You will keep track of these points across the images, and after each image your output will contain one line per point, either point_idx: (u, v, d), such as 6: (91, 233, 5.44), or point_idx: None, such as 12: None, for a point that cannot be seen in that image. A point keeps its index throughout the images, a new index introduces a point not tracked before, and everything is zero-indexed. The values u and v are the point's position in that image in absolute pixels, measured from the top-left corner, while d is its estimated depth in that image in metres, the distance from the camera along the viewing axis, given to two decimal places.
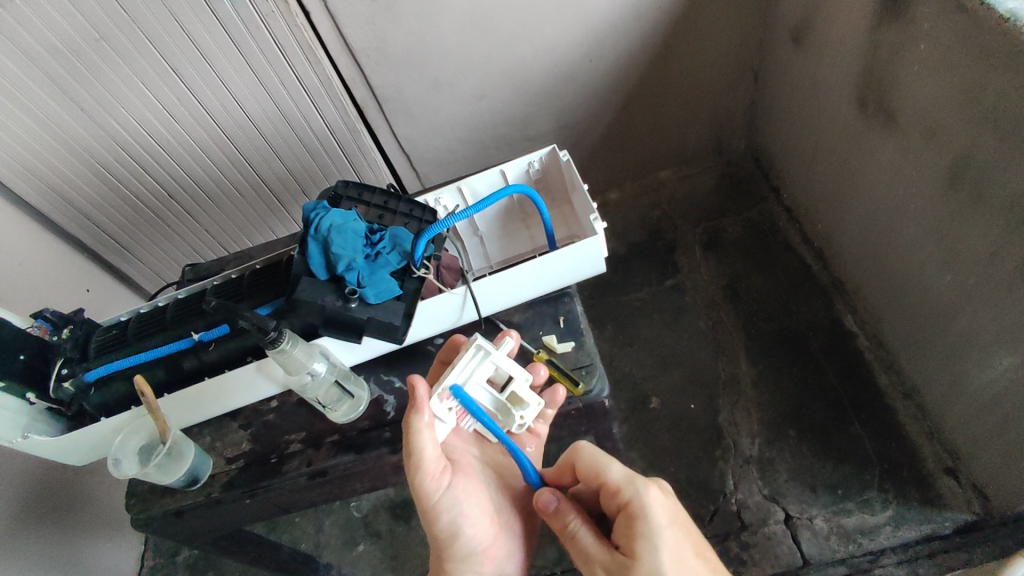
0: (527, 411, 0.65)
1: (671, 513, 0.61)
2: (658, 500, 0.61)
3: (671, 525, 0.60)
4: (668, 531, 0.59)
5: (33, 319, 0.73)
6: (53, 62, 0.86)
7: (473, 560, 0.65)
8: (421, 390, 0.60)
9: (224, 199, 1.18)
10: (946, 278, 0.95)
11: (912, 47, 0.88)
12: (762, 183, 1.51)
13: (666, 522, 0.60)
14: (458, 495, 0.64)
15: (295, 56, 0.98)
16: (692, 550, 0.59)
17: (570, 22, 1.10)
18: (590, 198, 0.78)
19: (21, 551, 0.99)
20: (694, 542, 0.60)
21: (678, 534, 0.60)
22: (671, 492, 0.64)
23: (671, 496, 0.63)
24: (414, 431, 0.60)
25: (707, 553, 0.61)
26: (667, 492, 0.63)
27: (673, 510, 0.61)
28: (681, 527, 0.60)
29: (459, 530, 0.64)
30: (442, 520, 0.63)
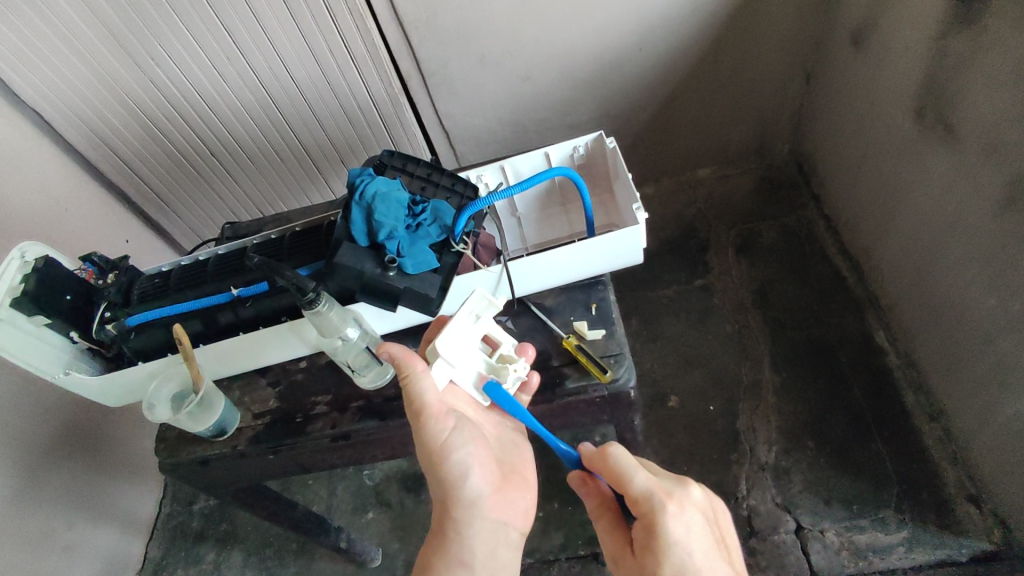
0: (518, 364, 0.67)
1: (691, 528, 0.64)
2: (673, 515, 0.63)
3: (684, 542, 0.63)
4: (680, 547, 0.63)
5: (81, 262, 0.76)
6: (111, 11, 0.88)
7: (479, 506, 0.66)
8: (397, 348, 0.64)
9: (264, 161, 1.20)
10: (990, 301, 0.93)
11: (982, 59, 0.85)
12: (803, 190, 1.48)
13: (676, 540, 0.63)
14: (465, 437, 0.66)
15: (346, 25, 0.98)
16: (702, 565, 0.63)
17: (624, 10, 1.08)
18: (633, 187, 0.77)
19: (45, 484, 1.03)
20: (708, 554, 0.64)
21: (695, 545, 0.63)
22: (696, 504, 0.65)
23: (693, 510, 0.64)
24: (414, 379, 0.63)
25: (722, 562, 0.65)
26: (689, 506, 0.64)
27: (691, 525, 0.64)
28: (700, 539, 0.64)
29: (468, 472, 0.65)
30: (450, 463, 0.64)
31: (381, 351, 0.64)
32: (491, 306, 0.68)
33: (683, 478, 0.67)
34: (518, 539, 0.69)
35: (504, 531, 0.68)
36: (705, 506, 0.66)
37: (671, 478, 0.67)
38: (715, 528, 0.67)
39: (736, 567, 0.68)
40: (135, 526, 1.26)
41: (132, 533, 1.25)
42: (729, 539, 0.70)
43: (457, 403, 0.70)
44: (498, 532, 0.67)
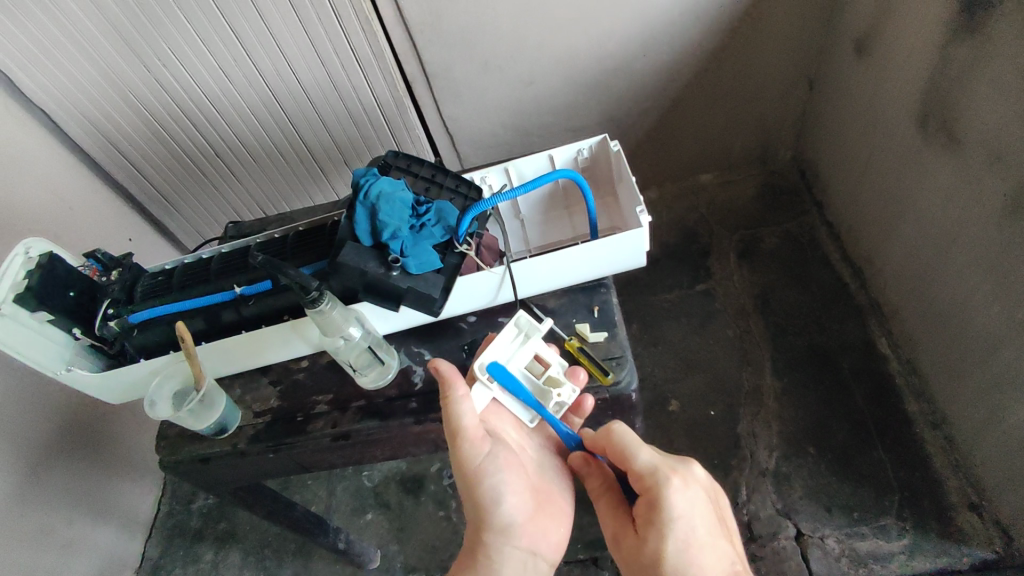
0: (567, 386, 0.67)
1: (694, 504, 0.64)
2: (678, 490, 0.63)
3: (687, 517, 0.63)
4: (683, 522, 0.63)
5: (85, 259, 0.76)
6: (118, 11, 0.88)
7: (511, 534, 0.67)
8: (445, 368, 0.65)
9: (269, 162, 1.20)
10: (993, 309, 0.93)
11: (987, 67, 0.85)
12: (805, 197, 1.48)
13: (680, 515, 0.63)
14: (500, 464, 0.66)
15: (352, 27, 0.98)
16: (704, 541, 0.63)
17: (629, 15, 1.09)
18: (637, 190, 0.77)
19: (44, 482, 1.02)
20: (710, 530, 0.64)
21: (696, 522, 0.64)
22: (699, 481, 0.66)
23: (696, 486, 0.65)
24: (451, 402, 0.64)
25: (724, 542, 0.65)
26: (693, 483, 0.65)
27: (695, 501, 0.64)
28: (702, 515, 0.64)
29: (500, 500, 0.66)
30: (483, 487, 0.66)
31: (430, 365, 0.66)
32: (537, 328, 0.69)
33: (686, 457, 0.67)
34: (547, 570, 0.69)
35: (534, 561, 0.68)
36: (707, 484, 0.67)
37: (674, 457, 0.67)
38: (717, 509, 0.67)
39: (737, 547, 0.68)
40: (133, 524, 1.25)
41: (130, 531, 1.24)
42: (731, 522, 0.70)
43: (501, 427, 0.71)
44: (527, 560, 0.68)
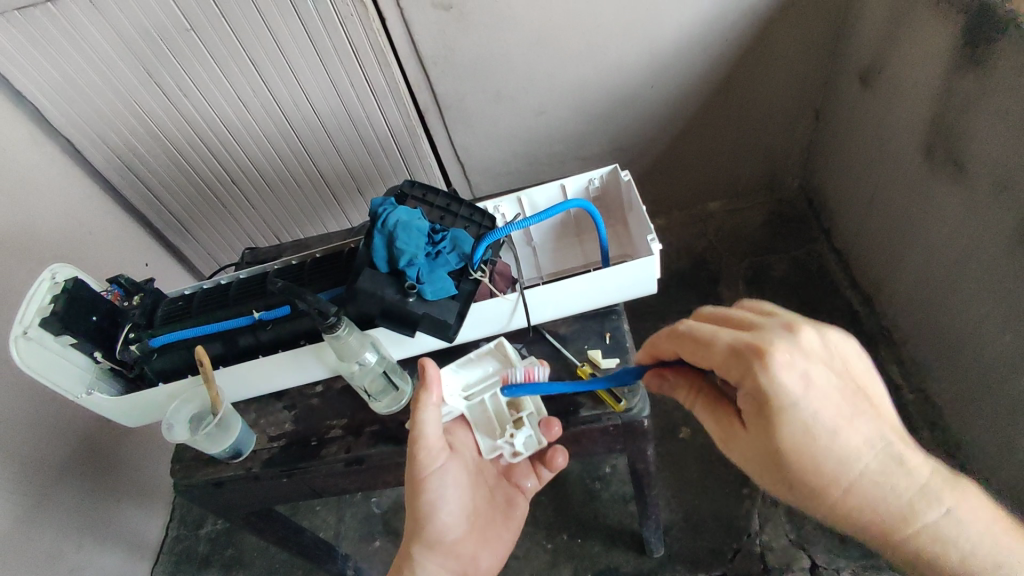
0: (530, 434, 0.68)
1: (807, 384, 0.50)
2: (781, 364, 0.49)
3: (804, 398, 0.50)
4: (802, 407, 0.50)
5: (108, 284, 0.78)
6: (143, 44, 0.92)
7: (437, 547, 0.68)
8: (433, 369, 0.62)
9: (283, 189, 1.23)
10: (1004, 337, 0.93)
11: (991, 99, 0.86)
12: (813, 225, 1.49)
13: (797, 402, 0.49)
14: (446, 480, 0.67)
15: (368, 60, 1.01)
16: (834, 427, 0.50)
17: (637, 47, 1.12)
18: (647, 219, 0.78)
19: (54, 504, 1.03)
20: (842, 412, 0.50)
21: (818, 404, 0.50)
22: (811, 344, 0.51)
23: (807, 359, 0.50)
24: (421, 409, 0.62)
25: (865, 418, 0.51)
26: (806, 353, 0.50)
27: (809, 377, 0.50)
28: (824, 395, 0.50)
29: (437, 514, 0.67)
30: (423, 499, 0.66)
31: (421, 362, 0.63)
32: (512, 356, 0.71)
33: (789, 319, 0.52)
34: None
35: None
36: (831, 347, 0.52)
37: (775, 326, 0.52)
38: (852, 372, 0.53)
39: (887, 404, 0.54)
40: (140, 549, 1.25)
41: (137, 556, 1.24)
42: (885, 391, 0.55)
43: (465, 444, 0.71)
44: None
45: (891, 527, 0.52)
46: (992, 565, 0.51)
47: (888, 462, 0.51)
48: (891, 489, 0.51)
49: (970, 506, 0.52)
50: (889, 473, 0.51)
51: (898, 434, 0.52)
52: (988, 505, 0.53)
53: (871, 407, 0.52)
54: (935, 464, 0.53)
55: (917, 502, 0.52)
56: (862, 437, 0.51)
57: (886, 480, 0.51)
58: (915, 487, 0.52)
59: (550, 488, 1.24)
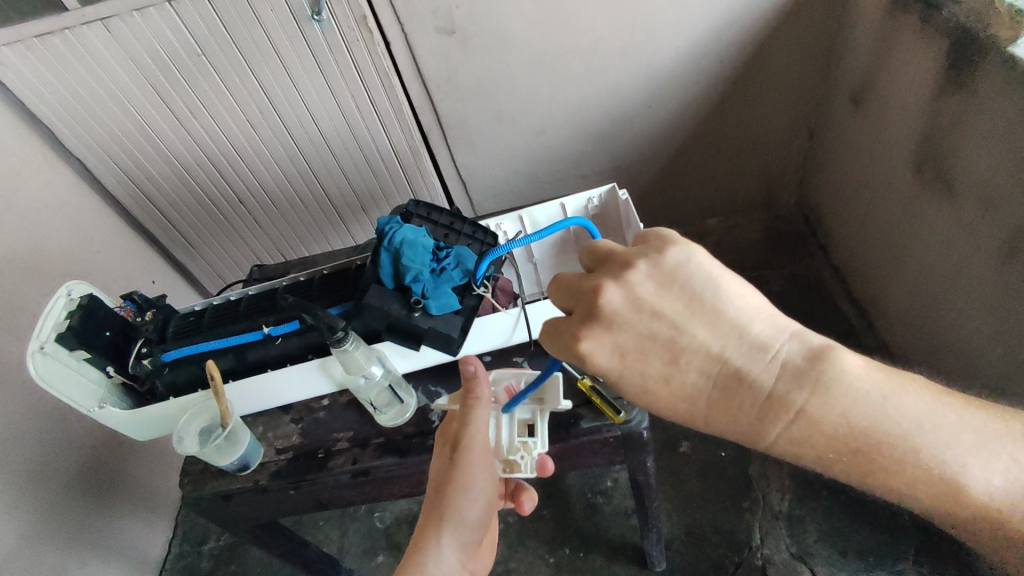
0: (523, 474, 0.65)
1: (623, 352, 0.50)
2: (591, 349, 0.50)
3: (626, 366, 0.50)
4: (629, 373, 0.50)
5: (122, 301, 0.81)
6: (156, 69, 0.95)
7: (457, 541, 0.63)
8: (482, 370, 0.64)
9: (289, 208, 1.26)
10: (997, 350, 0.94)
11: (976, 119, 0.89)
12: (810, 240, 1.52)
13: (620, 372, 0.50)
14: (489, 477, 0.64)
15: (373, 82, 1.04)
16: (665, 374, 0.49)
17: (634, 70, 1.15)
18: (645, 236, 0.81)
19: (60, 520, 1.04)
20: (664, 359, 0.49)
21: (643, 364, 0.49)
22: (618, 310, 0.50)
23: (616, 328, 0.50)
24: (477, 404, 0.63)
25: (692, 353, 0.48)
26: (612, 327, 0.50)
27: (621, 344, 0.50)
28: (648, 355, 0.49)
29: (473, 506, 0.63)
30: (470, 488, 0.62)
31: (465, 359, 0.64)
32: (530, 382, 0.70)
33: (597, 285, 0.51)
34: None
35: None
36: (643, 295, 0.50)
37: (584, 298, 0.52)
38: (674, 306, 0.49)
39: (728, 317, 0.48)
40: (144, 564, 1.26)
41: (141, 572, 1.24)
42: (746, 303, 0.49)
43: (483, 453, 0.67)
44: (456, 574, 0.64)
45: (753, 437, 0.49)
46: (876, 437, 0.47)
47: (729, 387, 0.48)
48: (744, 412, 0.48)
49: (838, 386, 0.47)
50: (734, 397, 0.48)
51: (738, 351, 0.48)
52: (860, 375, 0.47)
53: (697, 334, 0.49)
54: (788, 356, 0.48)
55: (773, 411, 0.48)
56: (696, 373, 0.49)
57: (732, 403, 0.48)
58: (763, 398, 0.48)
59: (551, 502, 1.25)
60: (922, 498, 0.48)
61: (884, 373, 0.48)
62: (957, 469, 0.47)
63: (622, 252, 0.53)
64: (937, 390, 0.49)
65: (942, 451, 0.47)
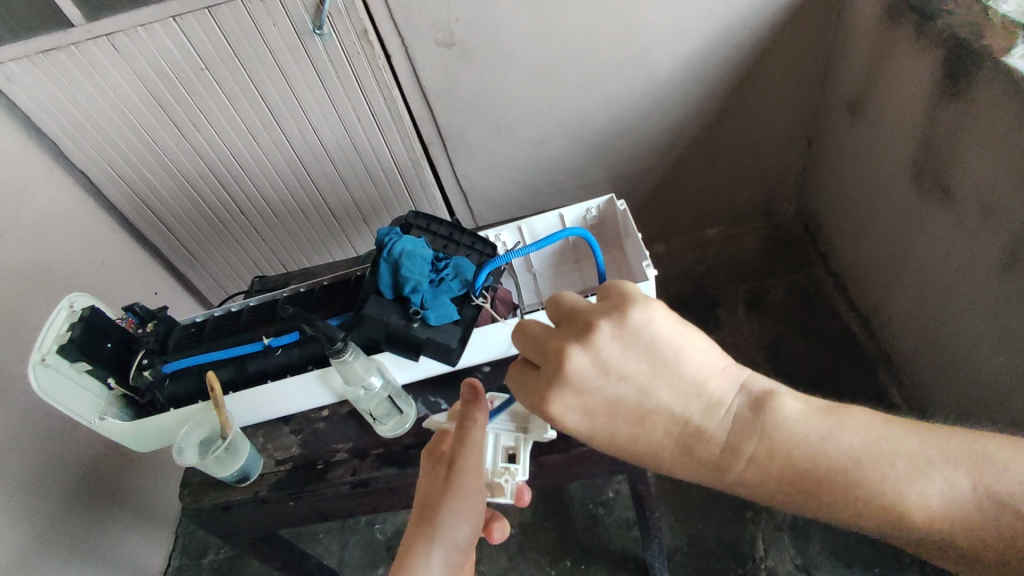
0: (503, 499, 0.67)
1: (594, 414, 0.50)
2: (560, 413, 0.50)
3: (596, 426, 0.50)
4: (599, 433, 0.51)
5: (124, 313, 0.81)
6: (159, 83, 0.96)
7: (446, 558, 0.62)
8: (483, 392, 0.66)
9: (290, 219, 1.26)
10: (1000, 359, 0.94)
11: (972, 128, 0.89)
12: (810, 249, 1.52)
13: (590, 432, 0.51)
14: (480, 496, 0.64)
15: (374, 94, 1.05)
16: (632, 434, 0.50)
17: (632, 81, 1.16)
18: (643, 246, 0.81)
19: (60, 533, 1.04)
20: (632, 421, 0.50)
21: (613, 424, 0.50)
22: (586, 374, 0.49)
23: (585, 392, 0.50)
24: (477, 422, 0.64)
25: (656, 414, 0.49)
26: (581, 391, 0.50)
27: (591, 406, 0.50)
28: (618, 417, 0.50)
29: (464, 524, 0.63)
30: (462, 501, 0.62)
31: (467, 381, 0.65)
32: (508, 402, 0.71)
33: (562, 350, 0.50)
34: None
35: None
36: (612, 357, 0.49)
37: (550, 359, 0.51)
38: (639, 367, 0.49)
39: (687, 376, 0.49)
40: None
41: None
42: (707, 362, 0.50)
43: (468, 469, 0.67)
44: None
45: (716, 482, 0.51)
46: (816, 474, 0.47)
47: (689, 442, 0.50)
48: (703, 461, 0.50)
49: (774, 433, 0.48)
50: (692, 450, 0.50)
51: (696, 409, 0.49)
52: (794, 419, 0.48)
53: (661, 396, 0.49)
54: (737, 409, 0.49)
55: (723, 463, 0.49)
56: (661, 431, 0.50)
57: (692, 455, 0.50)
58: (719, 450, 0.49)
59: (552, 514, 1.24)
60: (866, 525, 0.46)
61: (821, 412, 0.48)
62: (894, 496, 0.45)
63: (587, 311, 0.51)
64: (876, 420, 0.48)
65: (879, 484, 0.45)
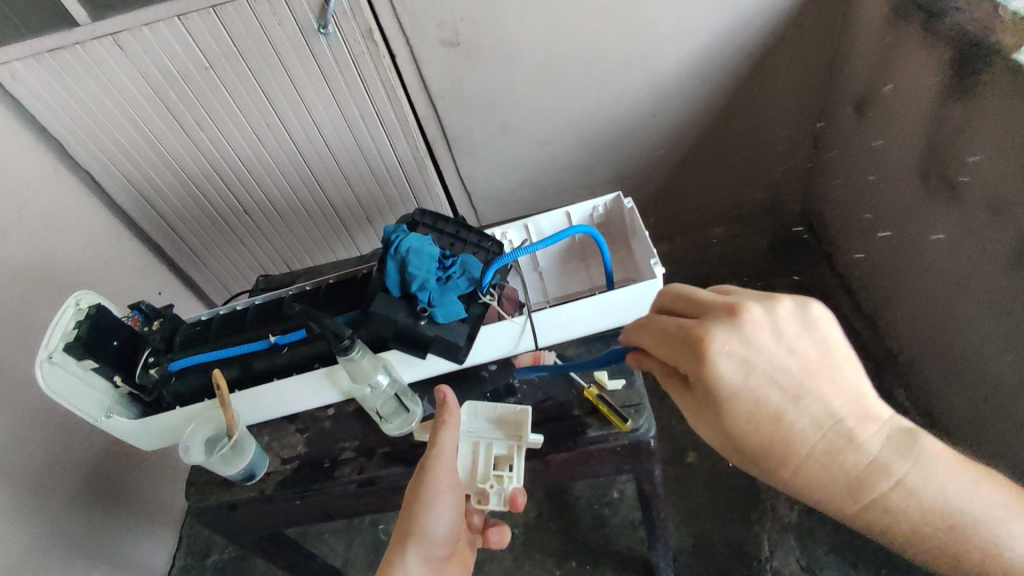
0: (492, 507, 0.68)
1: (748, 369, 0.52)
2: (722, 354, 0.52)
3: (749, 381, 0.52)
4: (746, 391, 0.52)
5: (130, 311, 0.81)
6: (165, 84, 0.96)
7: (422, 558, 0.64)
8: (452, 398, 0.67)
9: (295, 219, 1.26)
10: (1008, 358, 0.93)
11: (981, 126, 0.89)
12: (816, 249, 1.52)
13: (740, 387, 0.52)
14: (455, 499, 0.65)
15: (379, 94, 1.05)
16: (778, 410, 0.52)
17: (638, 80, 1.16)
18: (650, 244, 0.81)
19: (64, 532, 1.04)
20: (787, 393, 0.52)
21: (764, 388, 0.52)
22: (758, 328, 0.53)
23: (752, 344, 0.52)
24: (445, 426, 0.65)
25: (812, 398, 0.52)
26: (750, 343, 0.52)
27: (750, 359, 0.52)
28: (770, 380, 0.52)
29: (438, 525, 0.64)
30: (434, 506, 0.63)
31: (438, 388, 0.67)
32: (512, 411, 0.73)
33: (739, 304, 0.53)
34: None
35: None
36: (784, 328, 0.53)
37: (721, 311, 0.54)
38: (807, 352, 0.53)
39: (848, 383, 0.53)
40: None
41: None
42: (859, 370, 0.54)
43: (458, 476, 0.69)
44: None
45: (841, 505, 0.53)
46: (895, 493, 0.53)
47: (831, 438, 0.52)
48: (835, 464, 0.52)
49: (876, 455, 0.52)
50: (832, 448, 0.52)
51: (852, 414, 0.52)
52: (891, 448, 0.52)
53: (822, 388, 0.52)
54: (875, 431, 0.53)
55: (868, 475, 0.52)
56: (809, 418, 0.52)
57: (820, 454, 0.53)
58: (841, 452, 0.52)
59: (558, 514, 1.23)
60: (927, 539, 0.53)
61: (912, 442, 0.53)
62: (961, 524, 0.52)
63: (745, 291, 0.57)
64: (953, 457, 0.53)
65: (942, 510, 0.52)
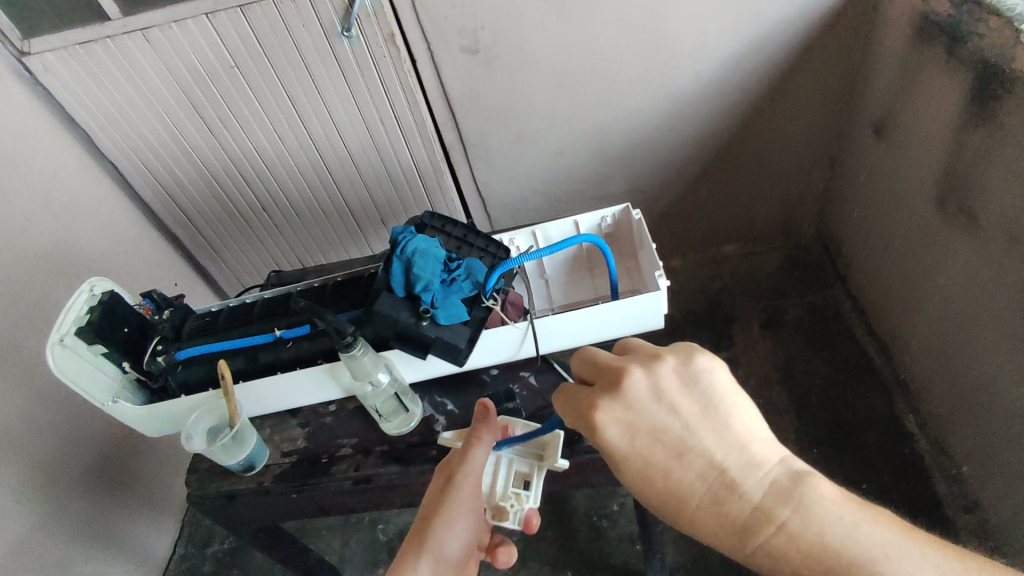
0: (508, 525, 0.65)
1: (634, 434, 0.52)
2: (606, 422, 0.53)
3: (638, 446, 0.52)
4: (635, 456, 0.52)
5: (142, 298, 0.82)
6: (191, 80, 0.98)
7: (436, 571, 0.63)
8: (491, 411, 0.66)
9: (311, 218, 1.28)
10: (1020, 391, 0.92)
11: (1000, 153, 0.88)
12: (829, 271, 1.50)
13: (629, 451, 0.52)
14: (477, 516, 0.65)
15: (398, 98, 1.06)
16: (665, 467, 0.51)
17: (655, 94, 1.16)
18: (657, 257, 0.81)
19: (70, 514, 1.05)
20: (671, 450, 0.51)
21: (652, 451, 0.52)
22: (641, 393, 0.53)
23: (634, 409, 0.52)
24: (479, 439, 0.65)
25: (695, 453, 0.51)
26: (632, 406, 0.52)
27: (637, 423, 0.52)
28: (658, 443, 0.52)
29: (455, 539, 0.63)
30: (456, 519, 0.63)
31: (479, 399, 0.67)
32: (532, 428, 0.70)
33: (625, 366, 0.54)
34: None
35: None
36: (667, 388, 0.52)
37: (611, 375, 0.55)
38: (692, 408, 0.52)
39: (742, 437, 0.51)
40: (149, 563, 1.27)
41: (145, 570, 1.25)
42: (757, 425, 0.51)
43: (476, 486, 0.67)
44: None
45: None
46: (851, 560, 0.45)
47: (719, 492, 0.50)
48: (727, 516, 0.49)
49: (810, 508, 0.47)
50: (722, 502, 0.50)
51: (736, 462, 0.50)
52: (828, 500, 0.47)
53: (704, 440, 0.51)
54: (776, 475, 0.49)
55: (750, 526, 0.48)
56: (694, 473, 0.51)
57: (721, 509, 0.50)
58: (750, 509, 0.49)
59: (556, 524, 1.23)
60: None
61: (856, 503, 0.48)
62: None
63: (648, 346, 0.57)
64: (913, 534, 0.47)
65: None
